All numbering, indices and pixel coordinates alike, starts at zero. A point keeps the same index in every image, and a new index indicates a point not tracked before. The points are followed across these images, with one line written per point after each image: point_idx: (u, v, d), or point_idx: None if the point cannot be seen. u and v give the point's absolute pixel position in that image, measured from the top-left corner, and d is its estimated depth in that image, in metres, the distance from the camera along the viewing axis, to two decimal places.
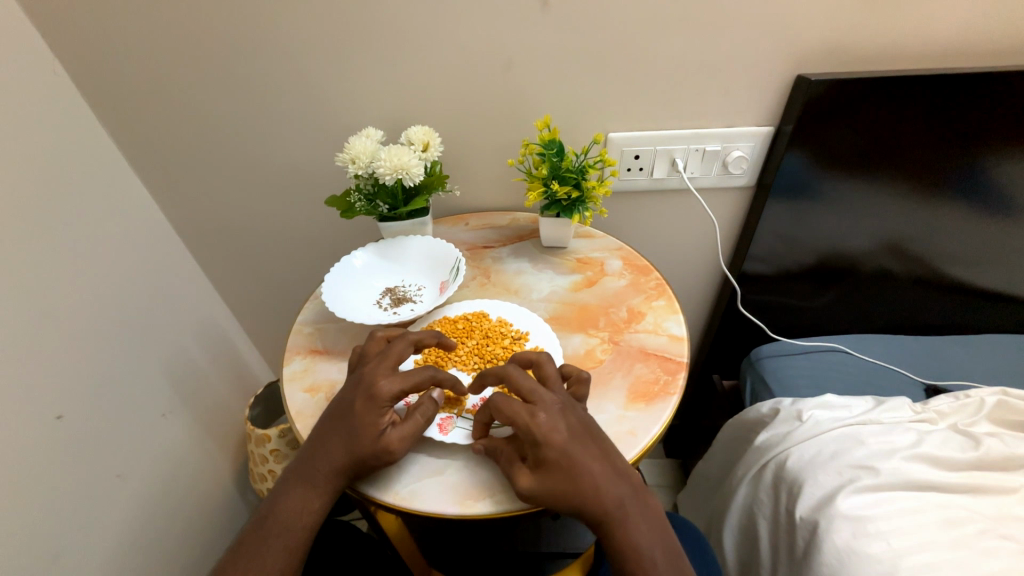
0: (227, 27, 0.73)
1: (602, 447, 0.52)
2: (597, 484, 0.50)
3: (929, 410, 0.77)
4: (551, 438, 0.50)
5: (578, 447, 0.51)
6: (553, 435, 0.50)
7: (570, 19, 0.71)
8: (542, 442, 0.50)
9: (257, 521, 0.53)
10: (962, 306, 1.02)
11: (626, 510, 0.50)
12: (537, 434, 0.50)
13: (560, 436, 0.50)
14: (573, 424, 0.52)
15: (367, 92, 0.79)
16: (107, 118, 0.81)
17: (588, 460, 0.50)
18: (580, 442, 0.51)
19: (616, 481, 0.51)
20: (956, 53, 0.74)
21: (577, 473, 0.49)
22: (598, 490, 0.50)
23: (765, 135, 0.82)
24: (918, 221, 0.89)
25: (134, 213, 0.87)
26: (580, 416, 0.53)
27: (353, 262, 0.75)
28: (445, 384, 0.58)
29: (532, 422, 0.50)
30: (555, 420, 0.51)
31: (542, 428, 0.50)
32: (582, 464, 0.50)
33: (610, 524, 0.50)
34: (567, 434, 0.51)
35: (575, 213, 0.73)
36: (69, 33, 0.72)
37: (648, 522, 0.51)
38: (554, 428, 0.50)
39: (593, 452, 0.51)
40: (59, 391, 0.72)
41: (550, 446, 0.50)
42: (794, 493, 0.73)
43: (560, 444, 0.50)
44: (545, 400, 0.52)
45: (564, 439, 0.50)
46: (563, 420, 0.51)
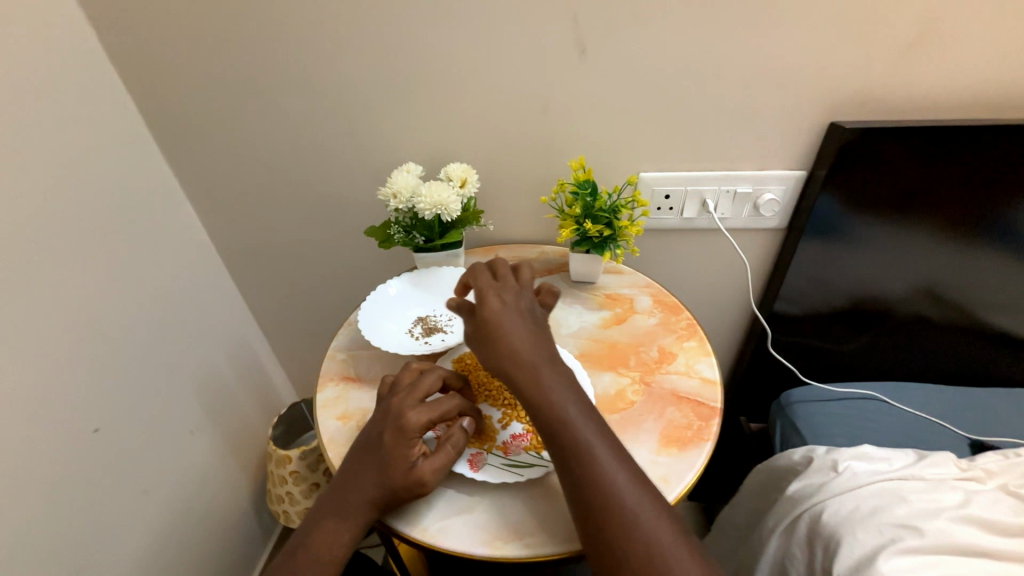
0: (284, 69, 0.78)
1: (541, 337, 0.55)
2: (521, 358, 0.52)
3: (976, 468, 0.73)
4: (489, 303, 0.55)
5: (511, 318, 0.55)
6: (490, 302, 0.55)
7: (605, 66, 0.74)
8: (480, 304, 0.55)
9: (286, 553, 0.53)
10: (1008, 357, 0.97)
11: (555, 396, 0.51)
12: (480, 298, 0.56)
13: (496, 304, 0.55)
14: (515, 303, 0.56)
15: (408, 129, 0.83)
16: (167, 147, 0.87)
17: (520, 334, 0.54)
18: (516, 318, 0.55)
19: (545, 366, 0.53)
20: (994, 105, 0.74)
21: (502, 341, 0.53)
22: (524, 366, 0.52)
23: (797, 179, 0.83)
24: (957, 267, 0.87)
25: (181, 234, 0.93)
26: (529, 306, 0.57)
27: (388, 291, 0.77)
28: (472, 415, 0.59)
29: (481, 289, 0.56)
30: (501, 293, 0.56)
31: (485, 295, 0.56)
32: (512, 334, 0.53)
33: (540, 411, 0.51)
34: (506, 308, 0.55)
35: (606, 251, 0.74)
36: (143, 72, 0.79)
37: (584, 418, 0.51)
38: (495, 297, 0.56)
39: (528, 333, 0.55)
40: (99, 404, 0.75)
41: (486, 309, 0.55)
42: (829, 549, 0.70)
43: (494, 309, 0.55)
44: (501, 280, 0.58)
45: (501, 308, 0.55)
46: (507, 297, 0.56)
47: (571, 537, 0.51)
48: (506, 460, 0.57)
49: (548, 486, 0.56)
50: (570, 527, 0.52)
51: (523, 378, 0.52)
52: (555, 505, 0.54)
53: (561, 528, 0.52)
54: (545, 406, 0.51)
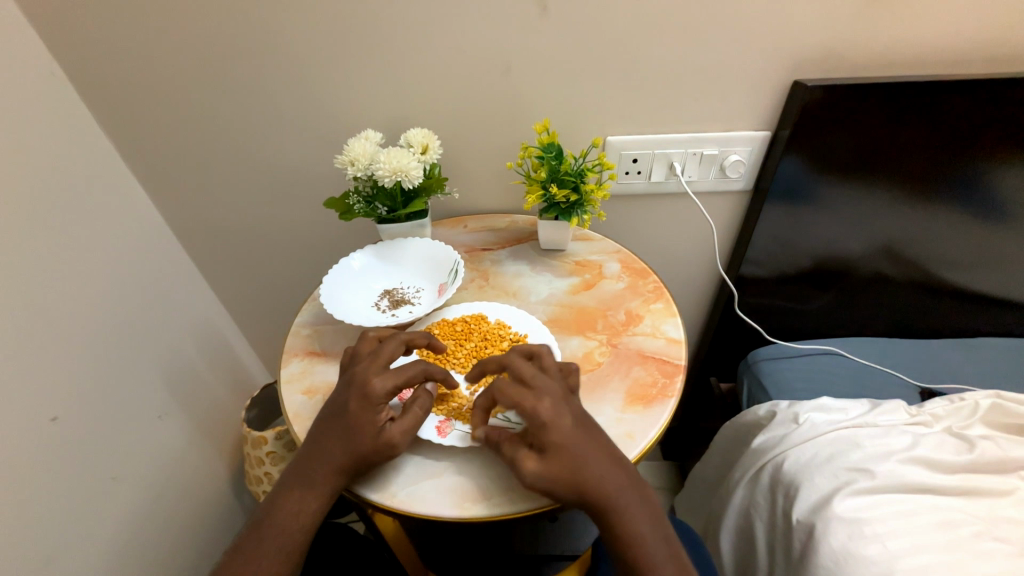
0: (226, 28, 0.73)
1: (604, 437, 0.54)
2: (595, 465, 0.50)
3: (924, 413, 0.77)
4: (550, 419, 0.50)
5: (580, 437, 0.51)
6: (555, 421, 0.51)
7: (569, 23, 0.71)
8: (546, 428, 0.50)
9: (252, 526, 0.52)
10: (957, 309, 1.03)
11: (626, 500, 0.50)
12: (543, 421, 0.50)
13: (564, 423, 0.51)
14: (574, 413, 0.53)
15: (366, 94, 0.79)
16: (103, 117, 0.81)
17: (590, 448, 0.51)
18: (582, 427, 0.52)
19: (616, 472, 0.51)
20: (949, 60, 0.75)
21: (579, 461, 0.50)
22: (600, 476, 0.50)
23: (763, 139, 0.83)
24: (912, 225, 0.89)
25: (130, 212, 0.87)
26: (578, 407, 0.54)
27: (351, 264, 0.75)
28: (438, 377, 0.58)
29: (535, 410, 0.51)
30: (558, 407, 0.52)
31: (547, 414, 0.51)
32: (586, 451, 0.51)
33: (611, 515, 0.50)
34: (571, 422, 0.51)
35: (573, 216, 0.73)
36: (65, 31, 0.72)
37: (647, 515, 0.51)
38: (558, 413, 0.51)
39: (598, 444, 0.52)
40: (54, 393, 0.72)
41: (555, 432, 0.50)
42: (790, 495, 0.73)
43: (565, 431, 0.51)
44: (546, 387, 0.53)
45: (567, 425, 0.51)
46: (564, 407, 0.52)
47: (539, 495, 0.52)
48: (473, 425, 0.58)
49: None
50: None
51: (600, 485, 0.50)
52: None
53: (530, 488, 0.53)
54: (615, 508, 0.50)
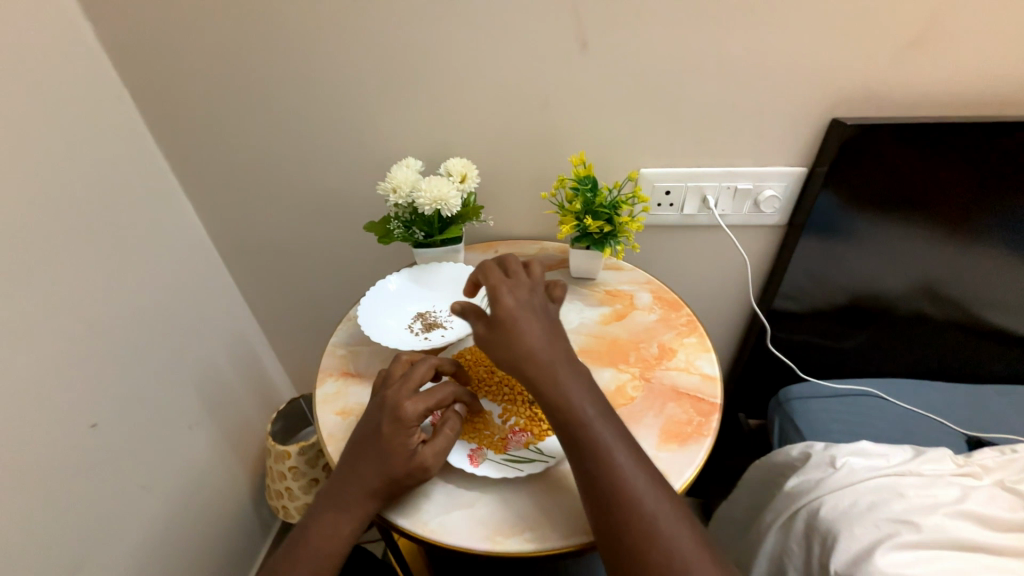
0: (281, 62, 0.78)
1: (565, 346, 0.53)
2: (557, 371, 0.51)
3: (973, 464, 0.74)
4: (504, 302, 0.53)
5: (528, 321, 0.52)
6: (509, 300, 0.53)
7: (606, 61, 0.74)
8: (496, 304, 0.53)
9: (286, 548, 0.53)
10: (1006, 353, 0.98)
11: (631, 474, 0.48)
12: (497, 297, 0.53)
13: (512, 304, 0.53)
14: (530, 306, 0.54)
15: (408, 124, 0.82)
16: (164, 140, 0.87)
17: (540, 341, 0.52)
18: (534, 317, 0.53)
19: (622, 441, 0.50)
20: (993, 101, 0.74)
21: (520, 344, 0.51)
22: (549, 373, 0.51)
23: (798, 175, 0.83)
24: (955, 265, 0.87)
25: (178, 227, 0.92)
26: (543, 306, 0.55)
27: (387, 286, 0.77)
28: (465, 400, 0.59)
29: (496, 288, 0.54)
30: (516, 292, 0.54)
31: (502, 293, 0.53)
32: (530, 338, 0.51)
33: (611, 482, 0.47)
34: (523, 309, 0.53)
35: (606, 246, 0.74)
36: (137, 63, 0.79)
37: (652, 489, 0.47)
38: (512, 297, 0.53)
39: (550, 340, 0.52)
40: (96, 400, 0.75)
41: (505, 310, 0.52)
42: (827, 545, 0.70)
43: (512, 310, 0.52)
44: (518, 279, 0.55)
45: (517, 310, 0.52)
46: (524, 298, 0.54)
47: (571, 532, 0.51)
48: (505, 456, 0.57)
49: (550, 483, 0.56)
50: (569, 522, 0.52)
51: (590, 432, 0.49)
52: (557, 501, 0.54)
53: (562, 524, 0.52)
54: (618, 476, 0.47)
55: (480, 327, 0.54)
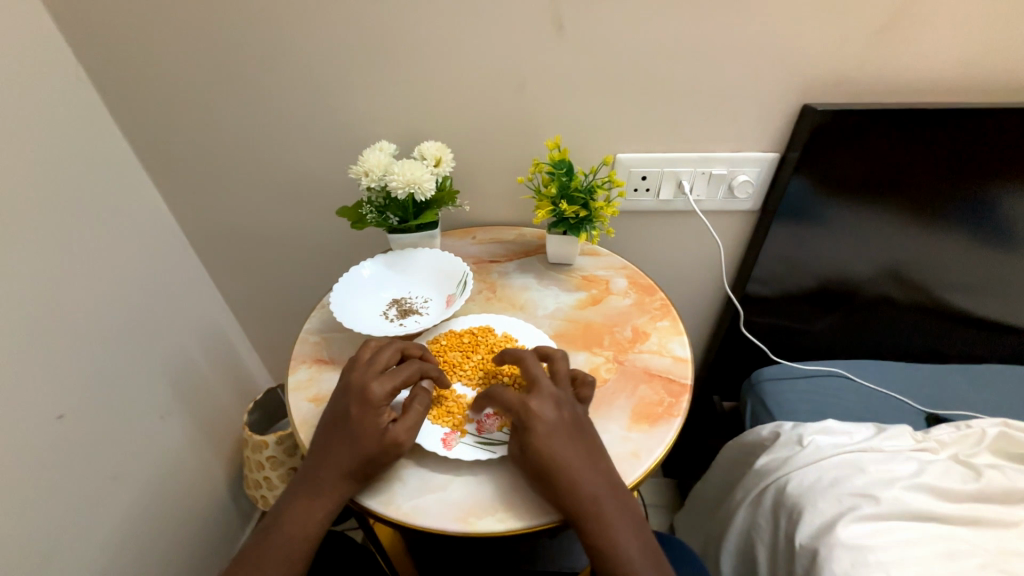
0: (248, 39, 0.75)
1: (595, 445, 0.54)
2: (575, 476, 0.51)
3: (930, 439, 0.77)
4: (539, 432, 0.52)
5: (564, 439, 0.52)
6: (539, 423, 0.52)
7: (582, 43, 0.73)
8: (530, 427, 0.52)
9: (258, 536, 0.52)
10: (963, 334, 1.02)
11: (604, 507, 0.50)
12: (527, 419, 0.52)
13: (545, 424, 0.52)
14: (563, 418, 0.53)
15: (381, 106, 0.80)
16: (124, 120, 0.83)
17: (573, 453, 0.52)
18: (567, 435, 0.52)
19: (595, 476, 0.51)
20: (957, 89, 0.76)
21: (555, 463, 0.51)
22: (575, 482, 0.50)
23: (771, 161, 0.84)
24: (918, 250, 0.90)
25: (144, 213, 0.88)
26: (574, 414, 0.54)
27: (361, 273, 0.75)
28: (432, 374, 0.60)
29: (524, 406, 0.53)
30: (547, 408, 0.53)
31: (533, 415, 0.52)
32: (563, 453, 0.51)
33: (585, 518, 0.50)
34: (557, 427, 0.52)
35: (582, 231, 0.74)
36: (92, 37, 0.74)
37: (627, 522, 0.51)
38: (544, 416, 0.52)
39: (581, 449, 0.52)
40: (61, 391, 0.72)
41: (538, 435, 0.51)
42: (793, 519, 0.73)
43: (545, 434, 0.52)
44: (543, 388, 0.55)
45: (552, 429, 0.52)
46: (554, 411, 0.53)
47: (542, 512, 0.52)
48: (478, 438, 0.58)
49: (523, 465, 0.56)
50: (542, 503, 0.53)
51: (572, 491, 0.50)
52: (530, 482, 0.55)
53: (535, 504, 0.53)
54: (593, 513, 0.50)
55: (514, 447, 0.53)
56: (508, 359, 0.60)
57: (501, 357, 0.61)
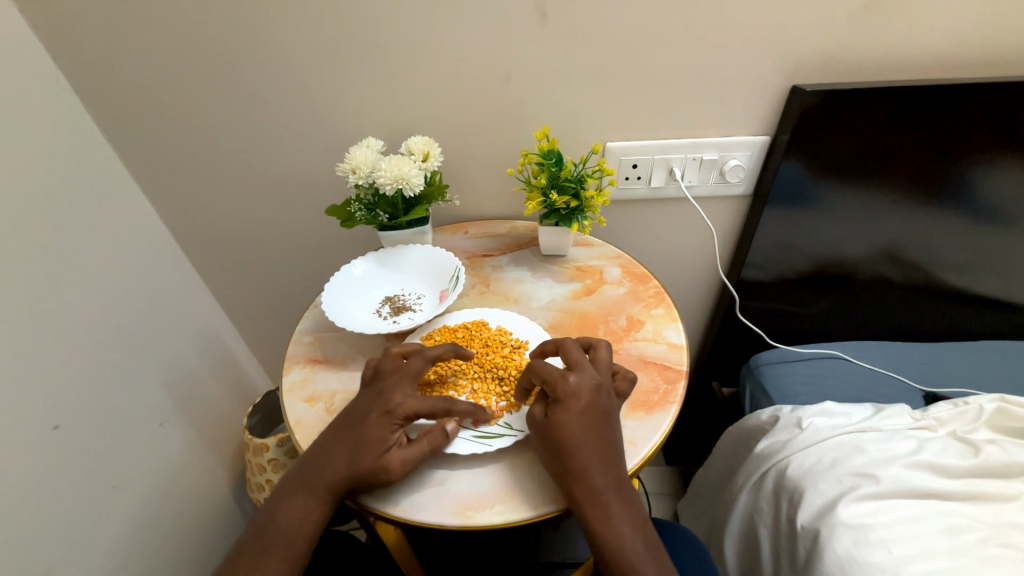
0: (228, 37, 0.73)
1: (614, 441, 0.53)
2: (587, 468, 0.50)
3: (928, 417, 0.77)
4: (570, 407, 0.52)
5: (591, 424, 0.52)
6: (574, 399, 0.52)
7: (567, 30, 0.72)
8: (561, 404, 0.52)
9: (256, 531, 0.52)
10: (959, 312, 1.02)
11: (608, 500, 0.50)
12: (562, 391, 0.53)
13: (579, 404, 0.52)
14: (597, 403, 0.53)
15: (367, 102, 0.80)
16: (108, 126, 0.82)
17: (592, 444, 0.51)
18: (593, 421, 0.52)
19: (604, 469, 0.51)
20: (948, 64, 0.75)
21: (576, 451, 0.50)
22: (588, 470, 0.50)
23: (761, 144, 0.83)
24: (913, 229, 0.89)
25: (131, 219, 0.87)
26: (609, 402, 0.54)
27: (353, 271, 0.75)
28: (460, 415, 0.55)
29: (563, 379, 0.54)
30: (585, 389, 0.53)
31: (569, 388, 0.53)
32: (585, 438, 0.51)
33: (588, 510, 0.50)
34: (589, 408, 0.52)
35: (574, 221, 0.74)
36: (70, 41, 0.73)
37: (629, 519, 0.51)
38: (579, 394, 0.53)
39: (601, 437, 0.52)
40: (56, 401, 0.72)
41: (566, 408, 0.52)
42: (794, 501, 0.73)
43: (575, 410, 0.52)
44: (583, 370, 0.55)
45: (585, 409, 0.52)
46: (591, 394, 0.53)
47: (539, 503, 0.52)
48: (475, 432, 0.57)
49: (520, 458, 0.56)
50: (541, 494, 0.53)
51: (582, 482, 0.50)
52: (529, 475, 0.55)
53: (534, 494, 0.53)
54: (597, 506, 0.50)
55: (539, 412, 0.54)
56: (550, 349, 0.60)
57: (544, 347, 0.61)
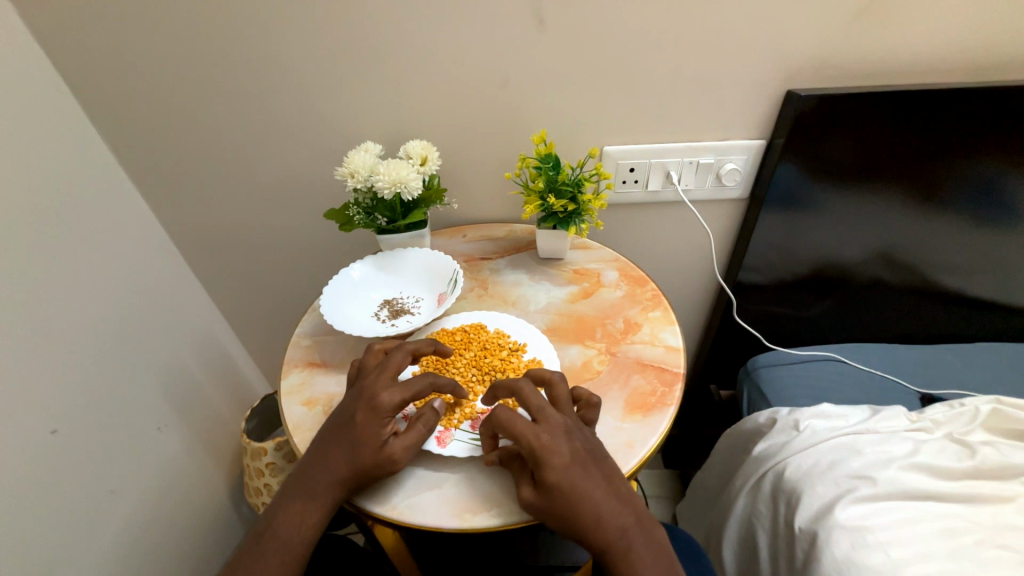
0: (228, 42, 0.74)
1: (612, 476, 0.52)
2: (601, 517, 0.49)
3: (924, 419, 0.77)
4: (556, 468, 0.49)
5: (584, 473, 0.50)
6: (554, 458, 0.49)
7: (565, 36, 0.73)
8: (543, 465, 0.49)
9: (255, 537, 0.52)
10: (955, 314, 1.03)
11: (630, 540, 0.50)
12: (541, 455, 0.49)
13: (563, 459, 0.49)
14: (579, 452, 0.51)
15: (365, 107, 0.80)
16: (107, 131, 0.82)
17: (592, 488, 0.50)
18: (585, 469, 0.50)
19: (616, 510, 0.50)
20: (942, 68, 0.76)
21: (577, 496, 0.49)
22: (601, 521, 0.49)
23: (757, 148, 0.84)
24: (909, 231, 0.90)
25: (131, 224, 0.88)
26: (586, 444, 0.52)
27: (351, 275, 0.75)
28: (446, 391, 0.58)
29: (537, 441, 0.50)
30: (560, 441, 0.50)
31: (547, 449, 0.49)
32: (587, 488, 0.49)
33: (610, 554, 0.50)
34: (573, 460, 0.50)
35: (571, 225, 0.74)
36: (70, 47, 0.73)
37: (653, 551, 0.51)
38: (558, 450, 0.50)
39: (599, 481, 0.50)
40: (54, 405, 0.72)
41: (554, 471, 0.49)
42: (792, 503, 0.73)
43: (563, 469, 0.49)
44: (551, 421, 0.52)
45: (570, 464, 0.49)
46: (568, 445, 0.50)
47: None
48: (473, 434, 0.58)
49: None
50: None
51: (599, 532, 0.49)
52: None
53: None
54: (610, 541, 0.49)
55: (526, 488, 0.50)
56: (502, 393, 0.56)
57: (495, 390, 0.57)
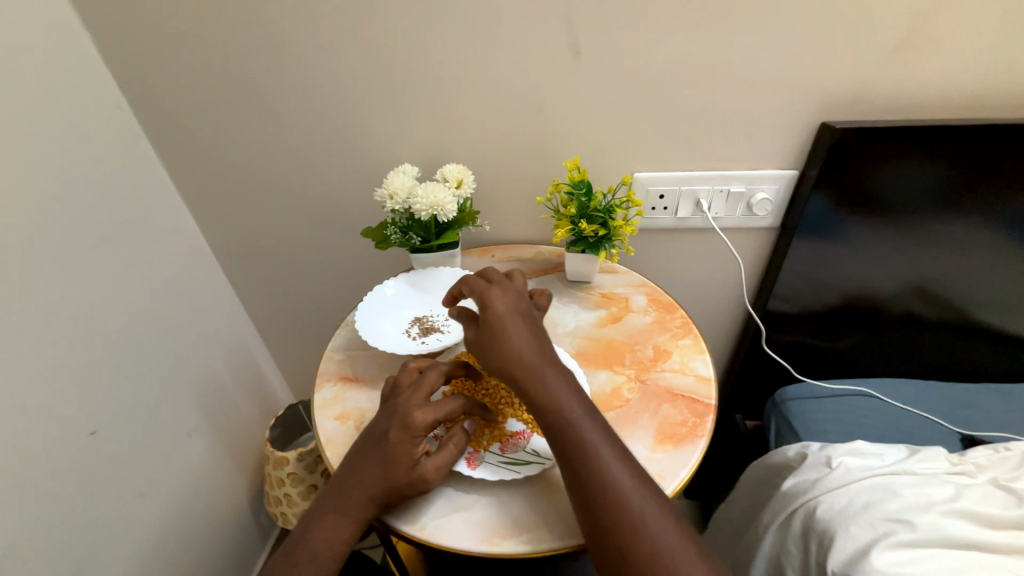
0: (278, 69, 0.78)
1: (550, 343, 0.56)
2: (535, 371, 0.53)
3: (966, 462, 0.74)
4: (494, 309, 0.55)
5: (520, 323, 0.55)
6: (497, 303, 0.56)
7: (599, 67, 0.75)
8: (485, 306, 0.56)
9: (287, 550, 0.53)
10: (997, 352, 0.99)
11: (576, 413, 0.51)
12: (485, 299, 0.56)
13: (505, 308, 0.56)
14: (519, 307, 0.57)
15: (404, 131, 0.83)
16: (162, 149, 0.87)
17: (530, 344, 0.55)
18: (522, 322, 0.56)
19: (555, 374, 0.53)
20: (982, 104, 0.75)
21: (510, 341, 0.54)
22: (535, 373, 0.53)
23: (790, 178, 0.84)
24: (948, 264, 0.88)
25: (176, 236, 0.92)
26: (529, 309, 0.58)
27: (385, 292, 0.77)
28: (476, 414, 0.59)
29: (485, 291, 0.57)
30: (506, 297, 0.57)
31: (491, 297, 0.56)
32: (520, 336, 0.54)
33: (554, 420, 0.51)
34: (514, 311, 0.56)
35: (601, 250, 0.75)
36: (135, 72, 0.79)
37: (603, 438, 0.51)
38: (501, 301, 0.56)
39: (535, 337, 0.55)
40: (94, 408, 0.75)
41: (494, 313, 0.55)
42: (824, 544, 0.70)
43: (501, 314, 0.55)
44: (502, 282, 0.59)
45: (509, 310, 0.56)
46: (511, 300, 0.57)
47: (568, 534, 0.52)
48: (503, 458, 0.58)
49: (547, 488, 0.56)
50: (567, 525, 0.52)
51: (537, 386, 0.52)
52: (557, 506, 0.54)
53: (561, 525, 0.52)
54: (562, 418, 0.51)
55: (471, 329, 0.57)
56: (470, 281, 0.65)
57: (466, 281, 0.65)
